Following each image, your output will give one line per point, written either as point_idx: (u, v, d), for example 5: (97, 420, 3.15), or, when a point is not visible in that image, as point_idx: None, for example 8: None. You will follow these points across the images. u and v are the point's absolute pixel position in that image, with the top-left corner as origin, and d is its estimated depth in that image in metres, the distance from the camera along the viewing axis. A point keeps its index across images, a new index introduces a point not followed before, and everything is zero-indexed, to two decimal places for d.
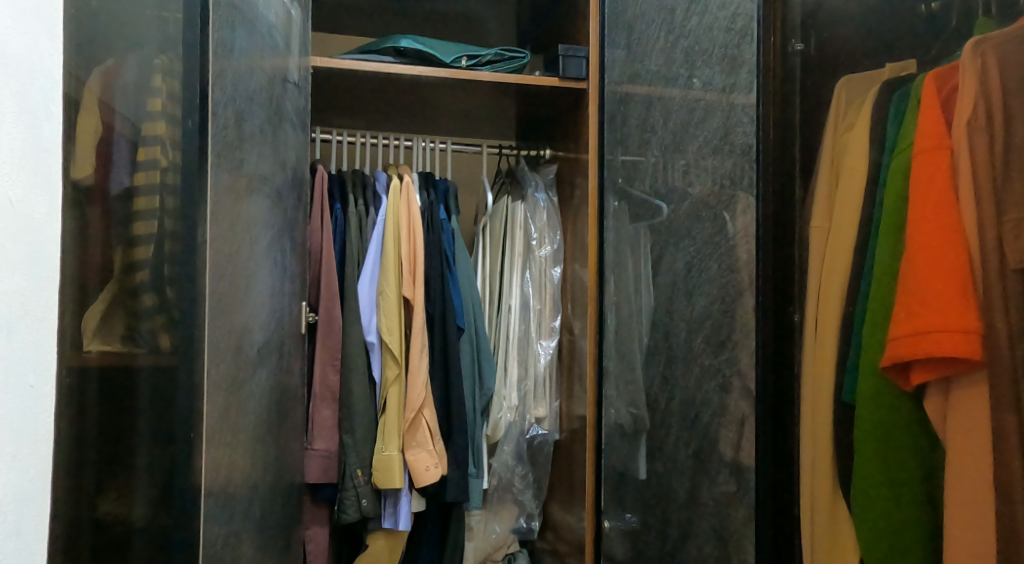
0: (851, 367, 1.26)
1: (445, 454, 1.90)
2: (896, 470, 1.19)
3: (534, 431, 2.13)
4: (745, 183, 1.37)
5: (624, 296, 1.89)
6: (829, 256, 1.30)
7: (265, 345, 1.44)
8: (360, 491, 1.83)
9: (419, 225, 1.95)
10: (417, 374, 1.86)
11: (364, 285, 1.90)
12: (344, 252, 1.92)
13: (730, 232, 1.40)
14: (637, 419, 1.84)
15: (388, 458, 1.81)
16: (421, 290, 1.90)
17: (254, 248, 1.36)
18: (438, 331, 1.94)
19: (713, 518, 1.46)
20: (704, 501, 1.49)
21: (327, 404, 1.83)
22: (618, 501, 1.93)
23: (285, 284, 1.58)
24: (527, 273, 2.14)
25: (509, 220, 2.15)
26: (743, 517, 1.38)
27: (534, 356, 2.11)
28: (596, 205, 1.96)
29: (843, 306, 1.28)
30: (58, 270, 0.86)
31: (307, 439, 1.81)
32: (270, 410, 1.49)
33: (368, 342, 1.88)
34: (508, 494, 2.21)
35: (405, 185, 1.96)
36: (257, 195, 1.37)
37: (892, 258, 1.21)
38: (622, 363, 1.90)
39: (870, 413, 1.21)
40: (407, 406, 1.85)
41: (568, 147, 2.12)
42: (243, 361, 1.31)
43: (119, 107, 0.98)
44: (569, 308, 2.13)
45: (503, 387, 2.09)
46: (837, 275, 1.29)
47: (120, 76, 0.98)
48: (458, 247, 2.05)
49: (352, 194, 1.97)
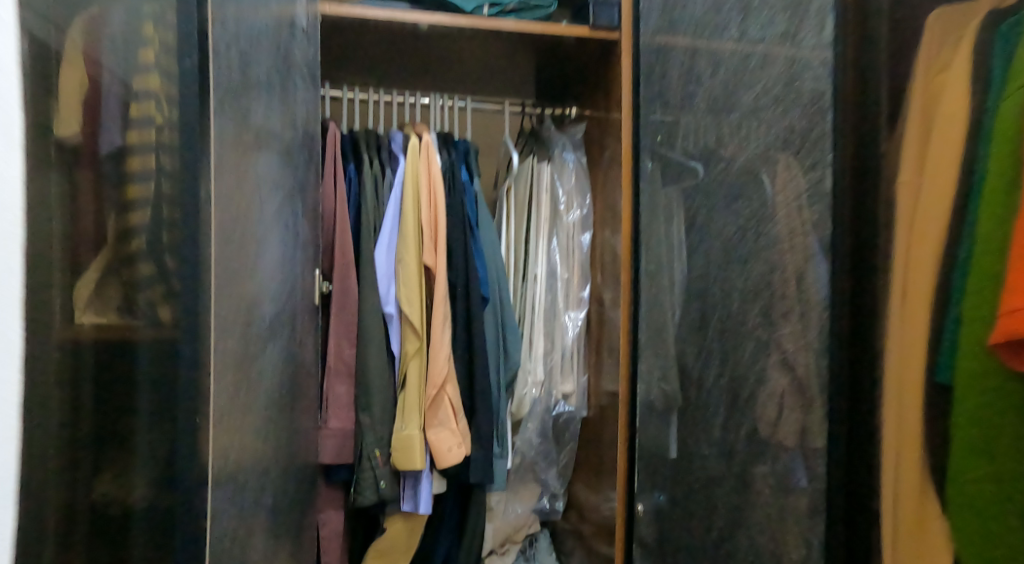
0: (946, 345, 1.02)
1: (469, 433, 1.79)
2: (1008, 471, 0.96)
3: (560, 407, 2.02)
4: (806, 138, 1.24)
5: (661, 266, 1.75)
6: (925, 208, 1.03)
7: (277, 317, 1.32)
8: (378, 472, 1.72)
9: (440, 187, 1.82)
10: (440, 347, 1.74)
11: (381, 251, 1.77)
12: (360, 215, 1.80)
13: (795, 192, 1.27)
14: (668, 398, 1.72)
15: (407, 437, 1.70)
16: (444, 258, 1.79)
17: (264, 211, 1.23)
18: (460, 301, 1.82)
19: (766, 507, 1.35)
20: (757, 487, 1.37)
21: (342, 380, 1.72)
22: (649, 478, 1.81)
23: (296, 251, 1.45)
24: (554, 240, 2.03)
25: (534, 182, 2.03)
26: (798, 509, 1.24)
27: (561, 328, 2.00)
28: (629, 166, 1.83)
29: (938, 270, 1.03)
30: (21, 223, 0.71)
31: (322, 417, 1.70)
32: (282, 388, 1.38)
33: (387, 313, 1.76)
34: (530, 473, 2.10)
35: (425, 143, 1.83)
36: (265, 150, 1.24)
37: (1007, 208, 0.96)
38: (655, 335, 1.78)
39: (973, 403, 0.98)
40: (429, 381, 1.73)
41: (599, 105, 1.99)
42: (254, 336, 1.19)
43: (106, 58, 0.85)
44: (598, 277, 2.02)
45: (528, 361, 1.99)
46: (932, 233, 1.03)
47: (106, 22, 0.85)
48: (481, 210, 1.93)
49: (367, 154, 1.84)
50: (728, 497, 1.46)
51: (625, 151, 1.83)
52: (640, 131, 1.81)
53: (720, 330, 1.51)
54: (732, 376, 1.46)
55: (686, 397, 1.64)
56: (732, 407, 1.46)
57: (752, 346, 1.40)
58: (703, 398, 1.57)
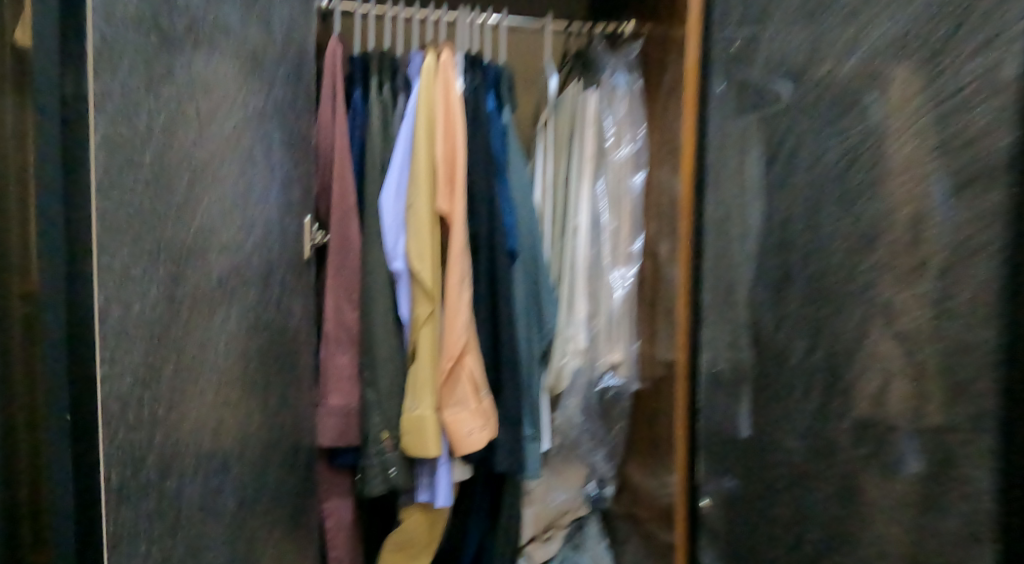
0: None
1: (494, 415, 1.51)
2: None
3: (607, 381, 1.75)
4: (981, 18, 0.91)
5: (728, 212, 1.41)
6: None
7: (230, 272, 1.04)
8: (387, 459, 1.44)
9: (460, 117, 1.50)
10: (457, 312, 1.46)
11: (388, 194, 1.47)
12: (366, 151, 1.51)
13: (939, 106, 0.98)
14: (736, 367, 1.38)
15: (419, 418, 1.42)
16: (461, 204, 1.48)
17: (203, 137, 0.99)
18: (483, 254, 1.53)
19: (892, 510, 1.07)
20: (873, 485, 1.09)
21: (343, 349, 1.46)
22: (716, 459, 1.45)
23: (275, 190, 1.17)
24: (599, 184, 1.73)
25: (578, 113, 1.74)
26: (953, 530, 0.98)
27: (606, 288, 1.73)
28: (692, 87, 1.49)
29: None
30: None
31: (319, 392, 1.45)
32: (243, 359, 1.08)
33: (394, 271, 1.47)
34: (575, 454, 1.83)
35: (443, 62, 1.52)
36: (206, 59, 1.00)
37: None
38: (721, 295, 1.43)
39: None
40: (443, 351, 1.45)
41: (658, 16, 1.64)
42: (174, 300, 0.93)
43: None
44: (652, 225, 1.70)
45: (567, 327, 1.73)
46: None
47: None
48: (511, 147, 1.63)
49: (377, 76, 1.53)
50: (828, 504, 1.15)
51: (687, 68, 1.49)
52: (710, 42, 1.44)
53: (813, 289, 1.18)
54: (827, 349, 1.13)
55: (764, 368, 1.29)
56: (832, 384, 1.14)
57: (864, 308, 1.10)
58: (784, 377, 1.24)
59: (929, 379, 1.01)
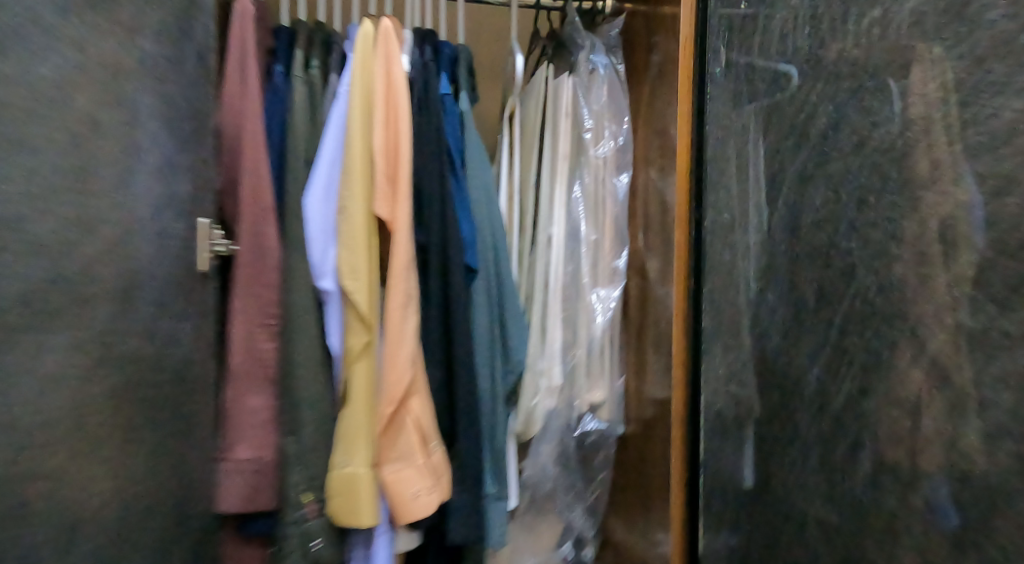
0: None
1: (447, 471, 1.23)
2: None
3: (587, 423, 1.48)
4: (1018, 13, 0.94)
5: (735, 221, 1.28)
6: None
7: (72, 282, 0.83)
8: (309, 528, 1.17)
9: (405, 103, 1.24)
10: (399, 343, 1.19)
11: (315, 194, 1.21)
12: (287, 140, 1.23)
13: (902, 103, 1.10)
14: (739, 402, 1.28)
15: (352, 478, 1.16)
16: (405, 209, 1.21)
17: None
18: (434, 267, 1.26)
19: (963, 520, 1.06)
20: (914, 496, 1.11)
21: (255, 389, 1.16)
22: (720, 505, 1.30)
23: (166, 185, 0.95)
24: (577, 188, 1.46)
25: (551, 103, 1.46)
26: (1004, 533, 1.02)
27: (585, 312, 1.45)
28: (689, 71, 1.29)
29: None
30: None
31: (222, 443, 1.14)
32: (78, 403, 0.84)
33: (322, 291, 1.21)
34: (549, 509, 1.51)
35: (383, 31, 1.25)
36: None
37: None
38: (727, 326, 1.28)
39: None
40: (381, 387, 1.19)
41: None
42: None
43: None
44: (641, 235, 1.48)
45: (539, 360, 1.43)
46: None
47: None
48: (469, 140, 1.36)
49: (303, 48, 1.25)
50: (835, 523, 1.20)
51: (683, 47, 1.29)
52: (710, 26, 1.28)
53: (850, 304, 1.16)
54: None
55: (761, 388, 1.26)
56: (861, 393, 1.16)
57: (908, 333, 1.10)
58: (793, 406, 1.24)
59: (965, 399, 1.05)
